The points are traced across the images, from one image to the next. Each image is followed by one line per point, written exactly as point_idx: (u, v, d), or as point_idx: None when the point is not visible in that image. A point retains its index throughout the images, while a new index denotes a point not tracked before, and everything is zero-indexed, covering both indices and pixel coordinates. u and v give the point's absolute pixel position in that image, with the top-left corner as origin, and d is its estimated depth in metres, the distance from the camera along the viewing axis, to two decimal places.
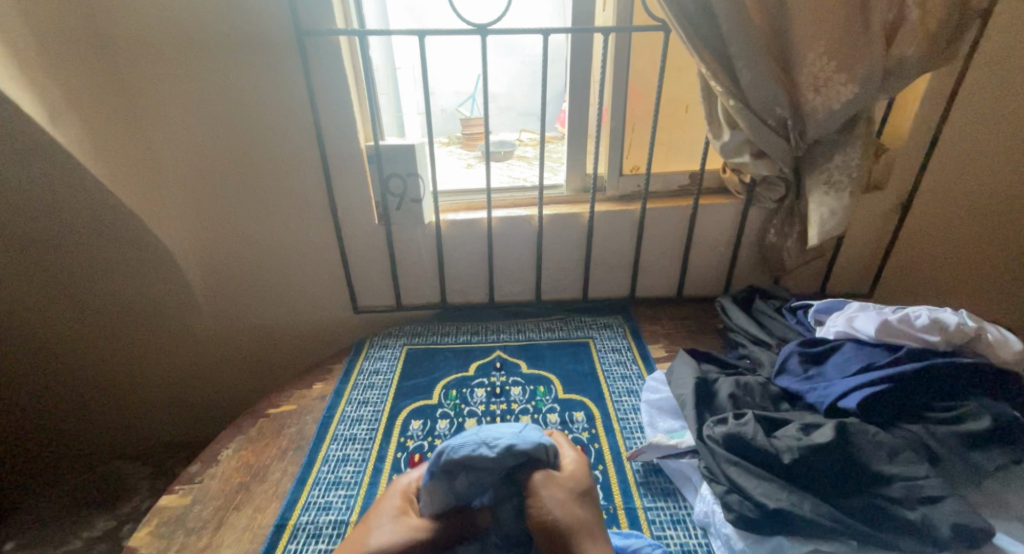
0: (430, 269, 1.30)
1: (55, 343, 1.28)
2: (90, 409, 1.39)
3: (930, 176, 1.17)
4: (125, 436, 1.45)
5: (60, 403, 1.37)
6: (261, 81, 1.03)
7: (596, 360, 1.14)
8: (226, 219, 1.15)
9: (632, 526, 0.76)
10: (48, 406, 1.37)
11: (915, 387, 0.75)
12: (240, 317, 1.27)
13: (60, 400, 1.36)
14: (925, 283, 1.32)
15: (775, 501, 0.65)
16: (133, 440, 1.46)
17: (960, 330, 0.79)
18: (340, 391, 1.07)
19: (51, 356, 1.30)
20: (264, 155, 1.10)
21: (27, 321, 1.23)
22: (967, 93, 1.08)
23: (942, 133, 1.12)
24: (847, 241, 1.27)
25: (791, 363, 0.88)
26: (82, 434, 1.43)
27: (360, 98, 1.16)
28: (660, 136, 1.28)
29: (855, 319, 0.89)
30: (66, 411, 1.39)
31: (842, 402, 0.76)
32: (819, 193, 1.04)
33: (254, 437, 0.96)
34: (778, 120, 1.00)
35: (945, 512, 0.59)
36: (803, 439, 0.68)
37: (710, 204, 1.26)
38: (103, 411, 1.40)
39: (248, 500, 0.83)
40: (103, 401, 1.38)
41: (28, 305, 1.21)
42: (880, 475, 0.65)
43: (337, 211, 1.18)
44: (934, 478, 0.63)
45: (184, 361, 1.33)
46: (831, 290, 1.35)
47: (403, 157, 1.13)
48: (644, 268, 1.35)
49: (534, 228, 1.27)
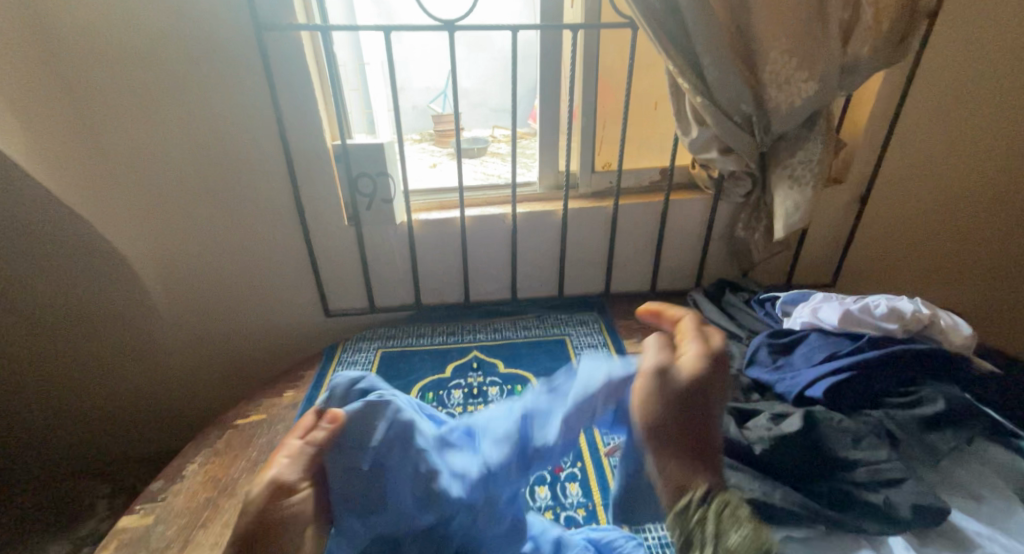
0: (404, 270, 1.28)
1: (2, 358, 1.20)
2: (43, 426, 1.31)
3: (886, 170, 1.22)
4: (84, 454, 1.38)
5: (10, 421, 1.29)
6: (219, 80, 0.99)
7: (573, 357, 1.15)
8: (183, 222, 1.10)
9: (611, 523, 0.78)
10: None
11: (877, 374, 0.77)
12: (205, 324, 1.23)
13: (10, 417, 1.28)
14: (884, 273, 1.37)
15: (748, 491, 0.66)
16: (91, 457, 1.39)
17: (916, 317, 0.84)
18: (312, 398, 1.05)
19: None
20: (225, 157, 1.06)
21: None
22: (918, 90, 1.13)
23: (896, 128, 1.17)
24: (811, 234, 1.31)
25: (760, 354, 0.91)
26: (36, 453, 1.35)
27: (325, 96, 1.13)
28: (630, 133, 1.30)
29: (819, 310, 0.92)
30: (16, 429, 1.30)
31: (809, 391, 0.79)
32: (784, 187, 1.07)
33: (221, 449, 0.93)
34: (743, 116, 1.02)
35: (906, 495, 0.62)
36: (772, 429, 0.70)
37: (681, 199, 1.28)
38: (58, 427, 1.32)
39: (216, 517, 0.80)
40: (58, 417, 1.31)
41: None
42: (845, 460, 0.67)
43: (304, 211, 1.15)
44: (894, 460, 0.66)
45: (144, 372, 1.27)
46: (797, 282, 1.39)
47: (371, 156, 1.11)
48: (618, 264, 1.36)
49: (508, 225, 1.26)
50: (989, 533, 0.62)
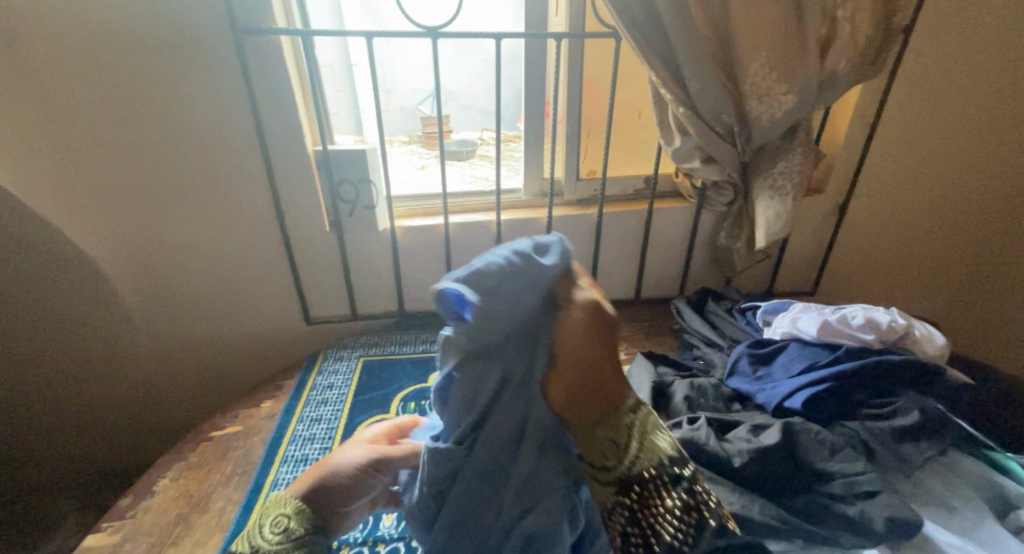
0: (387, 277, 1.26)
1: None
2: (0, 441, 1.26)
3: (864, 180, 1.24)
4: (46, 469, 1.31)
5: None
6: (196, 84, 0.97)
7: None
8: (159, 229, 1.08)
9: None
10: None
11: (854, 385, 0.78)
12: (181, 332, 1.20)
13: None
14: (863, 281, 1.39)
15: (726, 505, 0.66)
16: (50, 474, 1.32)
17: (892, 327, 0.85)
18: (291, 409, 1.03)
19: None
20: (201, 162, 1.04)
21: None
22: (894, 103, 1.15)
23: (874, 139, 1.19)
24: (792, 243, 1.33)
25: (741, 364, 0.91)
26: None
27: (306, 101, 1.12)
28: (615, 141, 1.30)
29: (798, 320, 0.93)
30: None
31: (788, 402, 0.79)
32: (765, 197, 1.08)
33: (195, 462, 0.91)
34: (724, 127, 1.03)
35: (880, 508, 0.62)
36: (751, 442, 0.70)
37: (664, 207, 1.29)
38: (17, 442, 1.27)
39: (187, 534, 0.78)
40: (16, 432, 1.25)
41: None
42: (822, 473, 0.68)
43: (283, 217, 1.13)
44: (870, 473, 0.66)
45: (116, 382, 1.24)
46: (778, 289, 1.41)
47: (353, 163, 1.10)
48: (602, 272, 1.36)
49: (492, 233, 1.26)
50: (960, 544, 0.62)
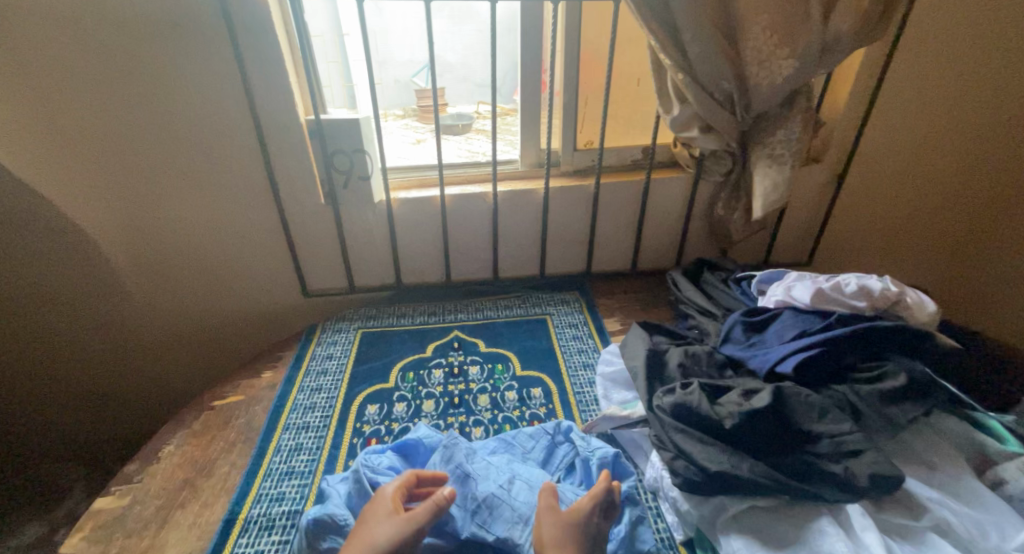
0: (383, 250, 1.26)
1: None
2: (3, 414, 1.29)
3: (863, 150, 1.23)
4: (48, 440, 1.35)
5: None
6: (185, 50, 0.95)
7: (553, 336, 1.16)
8: (152, 200, 1.07)
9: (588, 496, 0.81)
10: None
11: (844, 350, 0.79)
12: (180, 305, 1.21)
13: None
14: (859, 252, 1.40)
15: (716, 464, 0.67)
16: (52, 446, 1.36)
17: (884, 295, 0.86)
18: (291, 379, 1.04)
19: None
20: (193, 132, 1.03)
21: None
22: (896, 69, 1.13)
23: (875, 107, 1.18)
24: (789, 214, 1.33)
25: (735, 332, 0.93)
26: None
27: (297, 69, 1.09)
28: (613, 110, 1.28)
29: (792, 288, 0.93)
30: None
31: (779, 367, 0.81)
32: (762, 166, 1.08)
33: (198, 430, 0.92)
34: (723, 94, 1.02)
35: (864, 464, 0.64)
36: (742, 404, 0.71)
37: (661, 178, 1.28)
38: (18, 415, 1.30)
39: (194, 497, 0.80)
40: (18, 405, 1.28)
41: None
42: (809, 433, 0.69)
43: (278, 190, 1.12)
44: (856, 433, 0.68)
45: (116, 355, 1.25)
46: (773, 260, 1.42)
47: (347, 133, 1.08)
48: (599, 244, 1.36)
49: (489, 204, 1.25)
50: (939, 498, 0.64)
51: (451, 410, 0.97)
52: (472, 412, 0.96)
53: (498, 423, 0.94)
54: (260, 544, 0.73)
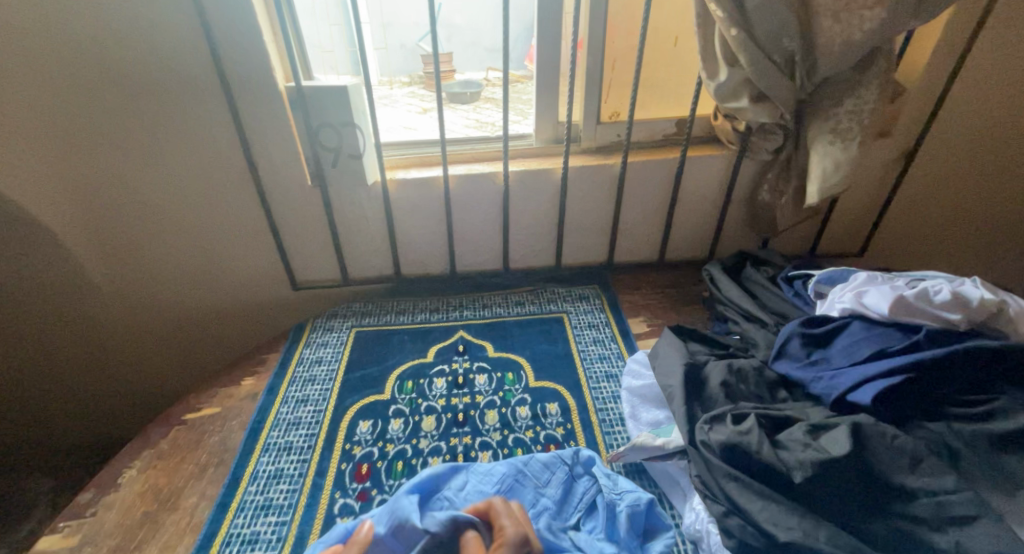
0: (380, 238, 1.12)
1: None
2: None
3: (940, 123, 1.05)
4: (18, 443, 1.27)
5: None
6: (137, 2, 0.79)
7: (571, 339, 1.02)
8: (112, 181, 0.93)
9: None
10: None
11: (937, 377, 0.64)
12: (152, 299, 1.08)
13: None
14: (922, 242, 1.22)
15: (785, 531, 0.53)
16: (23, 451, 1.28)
17: (983, 305, 0.70)
18: (274, 388, 0.92)
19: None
20: (154, 101, 0.87)
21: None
22: (994, 23, 0.94)
23: (961, 71, 0.98)
24: (845, 197, 1.15)
25: (792, 345, 0.78)
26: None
27: (274, 26, 0.92)
28: (645, 76, 1.09)
29: (864, 294, 0.78)
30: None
31: (853, 396, 0.67)
32: (824, 143, 0.90)
33: (166, 450, 0.80)
34: (785, 54, 0.84)
35: (981, 539, 0.50)
36: (816, 452, 0.57)
37: (699, 156, 1.11)
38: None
39: (155, 535, 0.68)
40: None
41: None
42: (901, 489, 0.55)
43: (258, 170, 0.97)
44: (963, 492, 0.53)
45: (88, 353, 1.13)
46: (822, 250, 1.25)
47: (334, 102, 0.92)
48: (624, 231, 1.20)
49: (500, 187, 1.09)
50: None
51: (454, 429, 0.84)
52: (478, 433, 0.83)
53: (509, 447, 0.81)
54: None
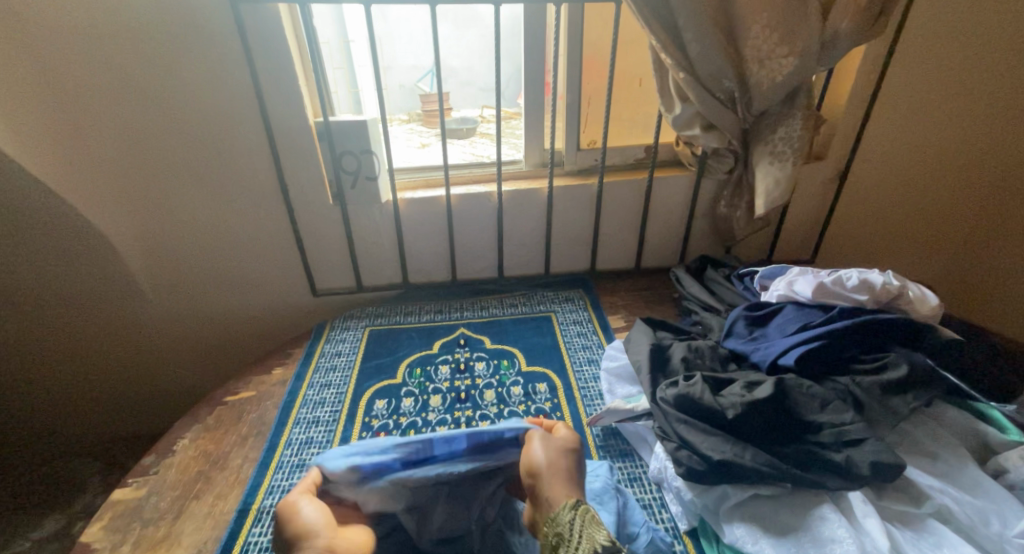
0: (390, 249, 1.29)
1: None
2: (19, 411, 1.35)
3: (866, 146, 1.24)
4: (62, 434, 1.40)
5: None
6: (198, 58, 0.98)
7: (558, 333, 1.18)
8: (166, 203, 1.10)
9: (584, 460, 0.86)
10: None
11: (845, 342, 0.80)
12: (191, 304, 1.24)
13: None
14: (864, 248, 1.40)
15: (719, 453, 0.69)
16: (72, 442, 1.43)
17: (886, 289, 0.85)
18: (301, 375, 1.07)
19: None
20: (206, 136, 1.05)
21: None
22: (899, 64, 1.14)
23: (877, 103, 1.18)
24: (792, 210, 1.33)
25: (737, 326, 0.93)
26: (16, 437, 1.40)
27: (307, 73, 1.11)
28: (616, 111, 1.29)
29: (794, 283, 0.93)
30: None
31: (781, 359, 0.81)
32: (765, 163, 1.08)
33: (212, 425, 0.95)
34: (725, 92, 1.03)
35: (866, 453, 0.65)
36: (745, 395, 0.73)
37: (664, 177, 1.29)
38: (33, 410, 1.36)
39: (208, 488, 0.82)
40: (31, 400, 1.34)
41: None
42: (811, 423, 0.70)
43: (288, 191, 1.15)
44: (858, 423, 0.69)
45: (135, 354, 1.30)
46: (777, 257, 1.42)
47: (354, 134, 1.10)
48: (603, 242, 1.37)
49: (494, 204, 1.27)
50: (940, 486, 0.65)
51: (457, 405, 0.98)
52: (478, 407, 0.98)
53: (504, 417, 0.95)
54: (273, 532, 0.75)
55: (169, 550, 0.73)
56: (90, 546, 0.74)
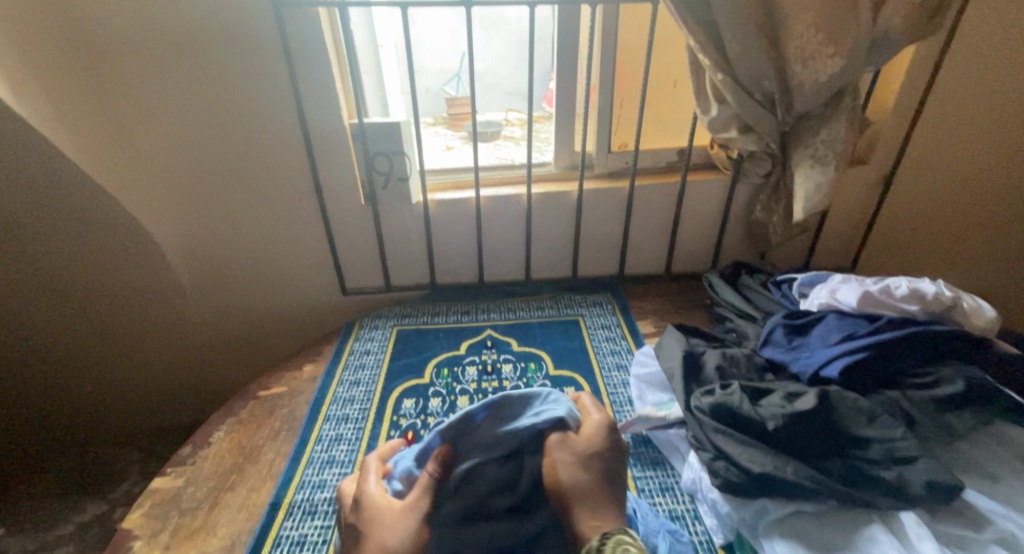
0: (419, 250, 1.29)
1: (20, 337, 1.29)
2: (63, 402, 1.41)
3: (913, 150, 1.19)
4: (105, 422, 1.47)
5: (31, 402, 1.40)
6: (239, 60, 1.01)
7: (586, 337, 1.16)
8: (206, 202, 1.13)
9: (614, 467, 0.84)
10: (15, 404, 1.39)
11: (894, 355, 0.76)
12: (226, 300, 1.27)
13: (32, 399, 1.39)
14: (908, 256, 1.34)
15: (759, 466, 0.66)
16: (113, 433, 1.49)
17: (938, 299, 0.81)
18: (331, 372, 1.08)
19: (12, 348, 1.30)
20: (245, 137, 1.08)
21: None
22: (951, 65, 1.09)
23: (926, 105, 1.13)
24: (832, 216, 1.29)
25: (775, 334, 0.89)
26: (60, 428, 1.46)
27: (342, 75, 1.13)
28: (649, 113, 1.27)
29: (837, 291, 0.90)
30: (37, 407, 1.41)
31: (824, 371, 0.78)
32: (805, 167, 1.04)
33: (245, 419, 0.97)
34: (764, 93, 1.00)
35: (920, 471, 0.62)
36: (787, 407, 0.70)
37: (698, 181, 1.27)
38: (77, 401, 1.42)
39: (242, 481, 0.84)
40: (74, 391, 1.40)
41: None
42: (858, 438, 0.67)
43: (322, 191, 1.16)
44: (909, 439, 0.65)
45: (174, 346, 1.34)
46: (815, 263, 1.38)
47: (387, 135, 1.11)
48: (633, 246, 1.35)
49: (523, 206, 1.26)
50: (1004, 512, 0.61)
51: None
52: None
53: None
54: (304, 527, 0.76)
55: (206, 539, 0.74)
56: (132, 532, 0.76)
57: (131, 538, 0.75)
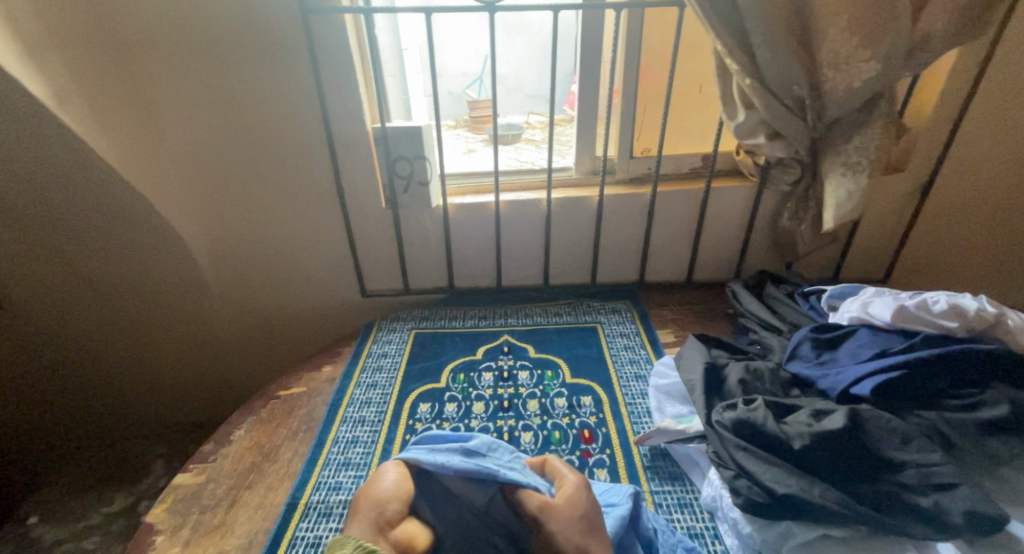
0: (438, 253, 1.29)
1: (51, 332, 1.32)
2: (93, 396, 1.45)
3: (953, 157, 1.14)
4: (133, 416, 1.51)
5: (59, 397, 1.43)
6: (267, 65, 1.03)
7: (604, 344, 1.14)
8: (231, 203, 1.15)
9: (632, 481, 0.82)
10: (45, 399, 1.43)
11: (930, 373, 0.72)
12: (249, 300, 1.29)
13: (56, 391, 1.42)
14: (945, 268, 1.29)
15: (784, 486, 0.64)
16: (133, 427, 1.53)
17: (980, 316, 0.76)
18: (349, 374, 1.08)
19: (41, 342, 1.33)
20: (270, 140, 1.10)
21: (28, 300, 1.26)
22: (995, 69, 1.04)
23: (967, 112, 1.08)
24: (864, 225, 1.24)
25: (803, 348, 0.86)
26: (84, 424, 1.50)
27: (366, 79, 1.14)
28: (673, 118, 1.25)
29: (870, 304, 0.86)
30: (68, 401, 1.45)
31: (855, 388, 0.75)
32: (836, 175, 1.01)
33: (264, 418, 0.98)
34: (795, 99, 0.97)
35: (959, 499, 0.59)
36: (814, 425, 0.67)
37: (723, 188, 1.24)
38: (102, 394, 1.46)
39: (261, 479, 0.84)
40: (102, 385, 1.44)
41: (29, 283, 1.22)
42: (891, 461, 0.64)
43: (344, 194, 1.17)
44: (948, 465, 0.62)
45: (197, 342, 1.37)
46: (845, 274, 1.33)
47: (408, 139, 1.12)
48: (654, 253, 1.33)
49: (543, 211, 1.25)
50: None
51: (500, 413, 0.97)
52: (522, 417, 0.96)
53: (548, 429, 0.93)
54: (318, 529, 0.76)
55: (224, 537, 0.75)
56: (153, 527, 0.78)
57: (153, 532, 0.77)
